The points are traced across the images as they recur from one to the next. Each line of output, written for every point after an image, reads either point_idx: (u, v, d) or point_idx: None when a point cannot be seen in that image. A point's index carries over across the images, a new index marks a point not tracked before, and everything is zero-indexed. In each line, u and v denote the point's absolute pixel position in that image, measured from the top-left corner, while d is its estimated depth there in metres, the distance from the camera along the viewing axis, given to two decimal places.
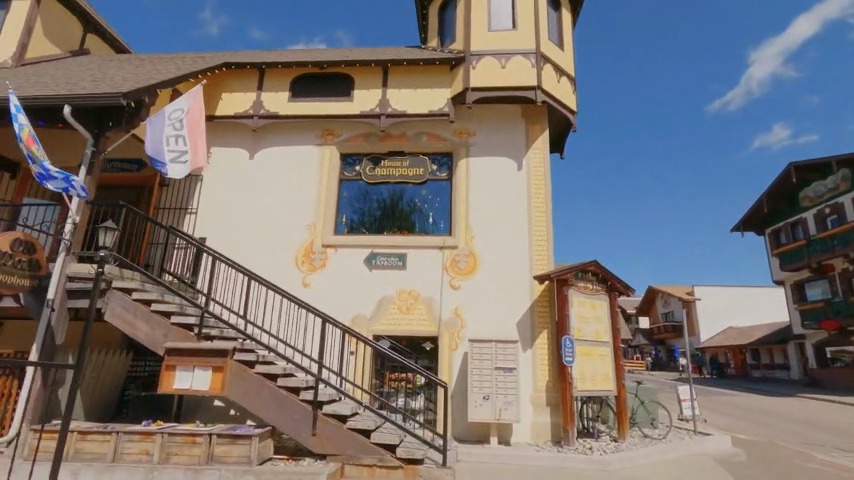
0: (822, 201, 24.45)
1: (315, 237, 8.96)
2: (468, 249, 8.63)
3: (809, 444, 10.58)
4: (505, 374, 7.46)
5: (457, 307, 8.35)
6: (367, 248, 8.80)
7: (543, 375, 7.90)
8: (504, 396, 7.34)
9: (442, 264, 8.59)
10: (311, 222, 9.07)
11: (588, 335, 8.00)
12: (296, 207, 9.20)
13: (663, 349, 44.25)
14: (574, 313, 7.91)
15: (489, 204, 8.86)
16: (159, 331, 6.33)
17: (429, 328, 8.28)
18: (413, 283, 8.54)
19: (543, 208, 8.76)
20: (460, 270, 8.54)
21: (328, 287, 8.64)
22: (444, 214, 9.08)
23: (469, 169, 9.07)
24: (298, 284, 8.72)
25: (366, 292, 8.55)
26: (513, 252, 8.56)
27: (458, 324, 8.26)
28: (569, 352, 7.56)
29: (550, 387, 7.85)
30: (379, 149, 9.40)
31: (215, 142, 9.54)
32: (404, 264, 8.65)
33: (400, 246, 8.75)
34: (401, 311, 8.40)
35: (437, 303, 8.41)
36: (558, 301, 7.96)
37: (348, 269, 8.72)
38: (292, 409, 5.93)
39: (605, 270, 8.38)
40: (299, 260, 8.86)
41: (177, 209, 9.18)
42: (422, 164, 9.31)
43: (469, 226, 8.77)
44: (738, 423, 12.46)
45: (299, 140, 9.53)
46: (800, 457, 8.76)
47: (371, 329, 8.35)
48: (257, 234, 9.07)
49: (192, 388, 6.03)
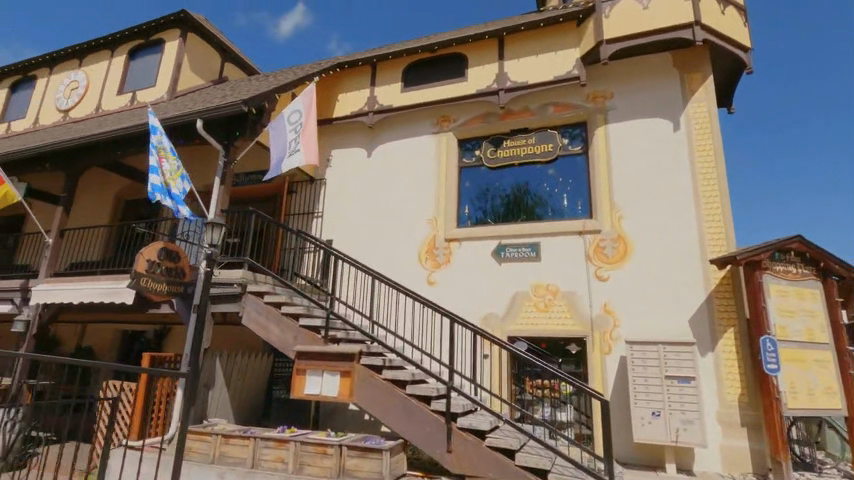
0: None
1: (437, 232, 8.35)
2: (616, 233, 7.20)
3: None
4: (680, 385, 5.92)
5: (607, 301, 6.98)
6: (494, 239, 7.89)
7: (734, 387, 6.13)
8: (681, 413, 5.82)
9: (584, 252, 7.30)
10: (432, 216, 8.48)
11: (797, 335, 6.00)
12: (416, 201, 8.70)
13: None
14: (774, 306, 6.01)
15: (638, 177, 7.32)
16: (289, 334, 6.24)
17: (574, 328, 7.06)
18: (551, 276, 7.39)
19: (713, 174, 6.93)
20: (606, 258, 7.16)
21: (455, 284, 7.94)
22: (581, 194, 7.80)
23: (608, 138, 7.65)
24: (423, 282, 8.18)
25: (497, 288, 7.64)
26: (677, 232, 6.88)
27: (611, 323, 6.88)
28: (773, 357, 5.73)
29: (745, 403, 6.06)
30: (500, 129, 8.46)
31: (336, 144, 9.56)
32: (537, 254, 7.55)
33: (532, 235, 7.67)
34: (537, 308, 7.33)
35: (581, 297, 7.15)
36: (748, 292, 6.12)
37: (476, 263, 7.91)
38: (424, 420, 5.28)
39: (816, 248, 6.25)
40: (422, 256, 8.33)
41: (305, 213, 9.36)
42: (550, 139, 8.13)
43: (614, 206, 7.34)
44: None
45: (415, 130, 9.05)
46: None
47: (505, 330, 7.42)
48: (379, 233, 8.79)
49: (322, 394, 5.77)
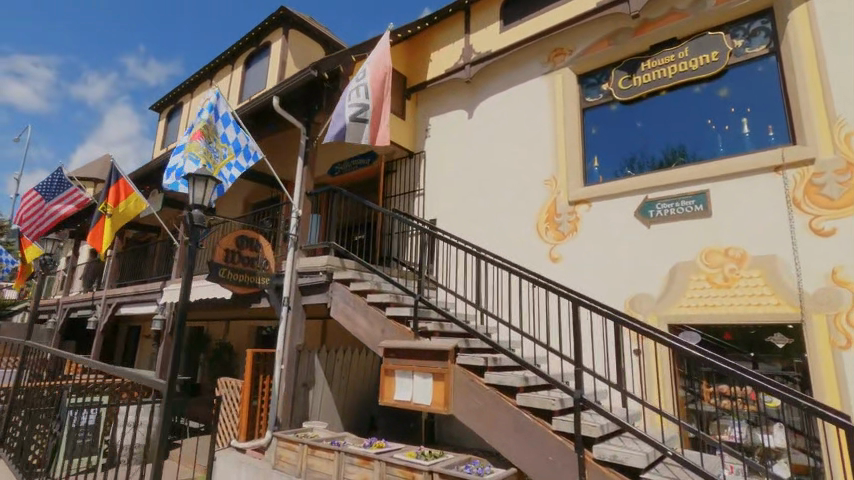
0: None
1: (559, 194, 6.58)
2: (844, 160, 4.61)
3: None
4: None
5: (838, 267, 4.47)
6: (638, 194, 5.84)
7: None
8: None
9: (786, 197, 4.86)
10: (550, 175, 6.73)
11: None
12: (528, 160, 7.03)
13: None
14: None
15: None
16: (377, 327, 5.23)
17: (780, 310, 4.70)
18: (732, 236, 5.10)
19: None
20: (830, 201, 4.62)
21: (588, 257, 6.10)
22: (772, 114, 5.32)
23: (816, 21, 5.04)
24: (545, 259, 6.50)
25: (647, 260, 5.61)
26: None
27: (848, 300, 4.36)
28: None
29: None
30: (635, 48, 6.32)
31: (433, 111, 8.41)
32: (705, 208, 5.31)
33: (695, 181, 5.45)
34: (712, 283, 5.13)
35: (787, 264, 4.74)
36: None
37: (614, 229, 5.95)
38: (544, 445, 3.74)
39: None
40: (542, 227, 6.64)
41: (406, 193, 8.43)
42: (713, 45, 5.77)
43: (837, 119, 4.73)
44: None
45: (521, 75, 7.37)
46: None
47: (665, 316, 5.37)
48: (487, 206, 7.33)
49: (413, 401, 4.61)
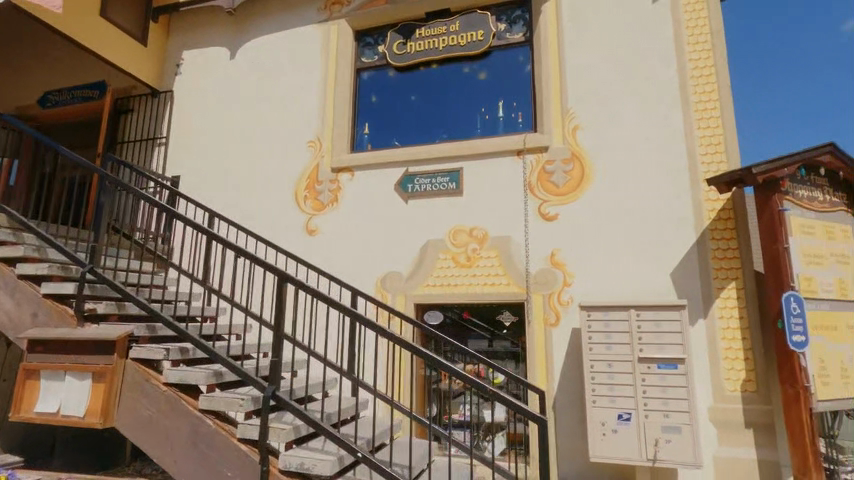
0: None
1: (322, 159, 5.84)
2: (569, 150, 4.95)
3: None
4: (661, 372, 3.77)
5: (556, 250, 4.78)
6: (400, 167, 5.48)
7: (734, 370, 4.12)
8: (662, 416, 3.70)
9: (523, 180, 5.03)
10: (315, 137, 5.94)
11: (827, 291, 4.10)
12: (294, 117, 6.09)
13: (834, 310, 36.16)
14: (796, 249, 4.01)
15: (602, 71, 5.03)
16: (26, 310, 3.67)
17: (509, 289, 4.84)
18: (477, 215, 5.10)
19: (711, 62, 4.72)
20: (555, 188, 4.91)
21: (346, 231, 5.52)
22: (522, 101, 5.51)
23: (561, 17, 5.31)
24: (301, 230, 5.71)
25: (401, 236, 5.30)
26: (655, 147, 4.70)
27: (560, 280, 4.69)
28: (799, 322, 3.75)
29: (752, 395, 4.05)
30: (410, 12, 5.94)
31: (188, 43, 6.79)
32: (456, 186, 5.20)
33: (451, 157, 5.31)
34: (456, 263, 5.05)
35: (518, 246, 4.91)
36: (763, 227, 4.02)
37: (374, 202, 5.49)
38: (225, 458, 2.93)
39: (846, 162, 4.30)
40: (301, 194, 5.82)
41: (143, 140, 6.64)
42: (479, 24, 5.73)
43: (568, 112, 5.05)
44: None
45: (294, 18, 6.37)
46: None
47: (412, 295, 5.12)
48: (242, 164, 6.15)
49: (59, 415, 3.27)
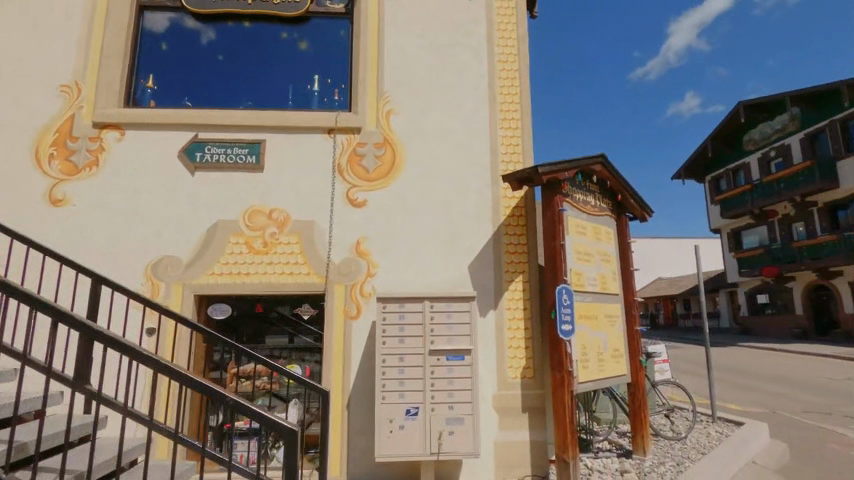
0: (768, 144, 24.92)
1: (79, 110, 4.56)
2: (381, 136, 4.74)
3: (820, 416, 8.90)
4: (449, 364, 3.76)
5: (361, 239, 4.51)
6: (189, 132, 4.58)
7: (516, 359, 4.38)
8: (447, 408, 3.68)
9: (332, 161, 4.64)
10: (70, 79, 4.61)
11: (591, 285, 4.66)
12: (40, 49, 4.64)
13: None
14: (570, 246, 4.44)
15: (419, 58, 4.92)
16: None
17: (308, 280, 4.41)
18: (278, 196, 4.53)
19: (515, 67, 4.98)
20: (365, 174, 4.65)
21: (108, 203, 4.39)
22: (339, 77, 5.11)
23: None
24: (41, 198, 4.36)
25: (183, 213, 4.42)
26: (462, 142, 4.78)
27: (364, 270, 4.45)
28: (568, 312, 4.13)
29: (529, 381, 4.35)
30: None
31: None
32: (256, 160, 4.55)
33: (252, 127, 4.62)
34: (251, 248, 4.41)
35: (322, 232, 4.51)
36: (545, 225, 4.34)
37: (149, 170, 4.48)
38: None
39: (612, 173, 4.96)
40: (44, 151, 4.45)
41: None
42: None
43: (383, 95, 4.83)
44: (734, 397, 10.64)
45: None
46: (830, 441, 6.94)
47: (192, 284, 4.30)
48: None
49: None
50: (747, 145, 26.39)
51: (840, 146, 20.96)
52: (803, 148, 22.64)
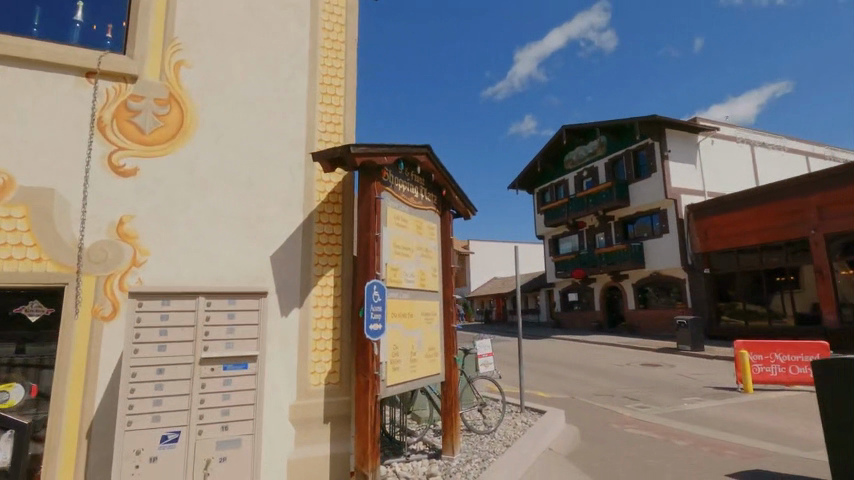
0: (582, 164, 29.16)
1: None
2: (167, 91, 3.79)
3: (605, 397, 10.37)
4: (227, 375, 3.07)
5: (126, 217, 3.52)
6: None
7: (321, 363, 3.89)
8: (219, 428, 2.99)
9: (89, 114, 3.55)
10: None
11: (409, 281, 4.42)
12: None
13: None
14: (387, 238, 4.11)
15: (226, 5, 4.10)
16: None
17: (39, 269, 3.27)
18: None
19: (342, 38, 4.48)
20: (138, 136, 3.66)
21: None
22: (115, 10, 3.96)
23: None
24: None
25: None
26: (273, 113, 4.12)
27: (127, 258, 3.48)
28: (377, 309, 3.78)
29: (335, 387, 3.90)
30: None
31: None
32: None
33: None
34: None
35: (66, 205, 3.40)
36: (360, 215, 3.94)
37: None
38: None
39: (437, 166, 4.80)
40: None
41: None
42: None
43: (173, 40, 3.88)
44: (542, 385, 11.88)
45: None
46: (610, 422, 8.02)
47: None
48: None
49: None
50: (566, 164, 30.53)
51: (632, 172, 25.55)
52: (607, 170, 27.06)
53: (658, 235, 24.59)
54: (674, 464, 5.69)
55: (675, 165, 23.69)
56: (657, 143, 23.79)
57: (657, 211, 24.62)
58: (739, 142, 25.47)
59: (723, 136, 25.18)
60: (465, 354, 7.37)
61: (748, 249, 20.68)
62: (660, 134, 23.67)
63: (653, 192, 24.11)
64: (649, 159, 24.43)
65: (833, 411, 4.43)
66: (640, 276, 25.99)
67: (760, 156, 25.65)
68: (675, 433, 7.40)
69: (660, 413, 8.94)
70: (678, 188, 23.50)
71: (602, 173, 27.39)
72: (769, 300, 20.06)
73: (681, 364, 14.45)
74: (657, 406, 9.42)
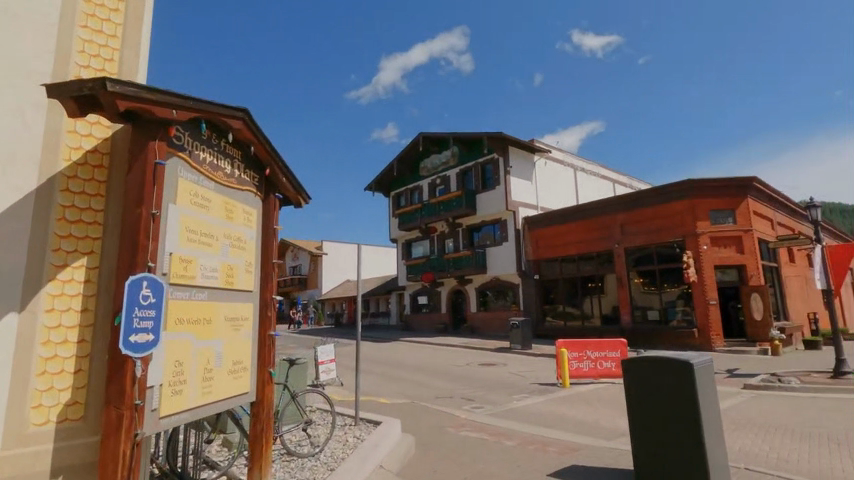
0: (435, 172, 30.26)
1: None
2: None
3: (444, 399, 10.43)
4: None
5: None
6: None
7: (56, 394, 3.09)
8: None
9: None
10: None
11: (208, 278, 3.44)
12: None
13: (300, 302, 45.75)
14: (172, 219, 3.11)
15: None
16: None
17: None
18: None
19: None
20: None
21: None
22: None
23: None
24: None
25: None
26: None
27: None
28: (146, 312, 2.73)
29: (77, 426, 3.14)
30: None
31: None
32: None
33: None
34: None
35: None
36: (129, 184, 2.90)
37: None
38: None
39: (257, 136, 3.91)
40: None
41: None
42: None
43: None
44: (383, 390, 11.53)
45: None
46: (446, 426, 7.94)
47: None
48: None
49: None
50: (421, 170, 31.39)
51: (479, 183, 27.31)
52: (457, 179, 28.53)
53: (498, 243, 26.67)
54: (502, 467, 5.68)
55: (515, 179, 25.99)
56: (502, 158, 25.87)
57: (499, 221, 26.68)
58: (566, 165, 29.18)
59: (554, 158, 28.54)
60: (295, 367, 6.29)
61: (569, 258, 23.71)
62: (504, 150, 25.78)
63: (496, 203, 26.11)
64: (494, 173, 26.42)
65: (639, 405, 5.00)
66: (481, 281, 27.86)
67: (582, 179, 29.77)
68: (503, 432, 7.59)
69: (492, 411, 9.22)
70: (517, 201, 25.83)
71: (453, 181, 28.79)
72: (582, 303, 23.13)
73: (512, 362, 15.54)
74: (490, 405, 9.75)
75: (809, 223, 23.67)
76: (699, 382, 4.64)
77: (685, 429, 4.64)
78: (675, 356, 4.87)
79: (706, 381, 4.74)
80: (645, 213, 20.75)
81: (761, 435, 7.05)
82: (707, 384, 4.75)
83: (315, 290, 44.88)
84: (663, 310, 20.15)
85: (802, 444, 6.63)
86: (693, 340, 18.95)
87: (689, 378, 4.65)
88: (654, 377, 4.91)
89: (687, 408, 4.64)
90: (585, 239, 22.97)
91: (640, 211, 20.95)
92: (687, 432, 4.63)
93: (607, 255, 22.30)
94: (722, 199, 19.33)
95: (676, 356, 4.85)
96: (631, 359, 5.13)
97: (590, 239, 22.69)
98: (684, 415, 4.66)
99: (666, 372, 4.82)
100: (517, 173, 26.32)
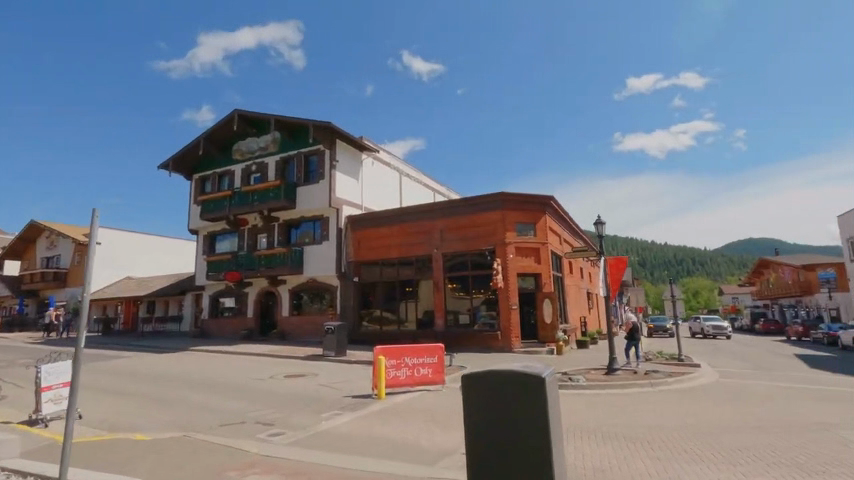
0: (251, 158, 26.74)
1: None
2: None
3: (231, 428, 8.16)
4: None
5: None
6: None
7: None
8: None
9: None
10: None
11: None
12: None
13: (55, 304, 35.61)
14: None
15: None
16: None
17: None
18: None
19: None
20: None
21: None
22: None
23: None
24: None
25: None
26: None
27: None
28: None
29: None
30: None
31: None
32: None
33: None
34: None
35: None
36: None
37: None
38: None
39: None
40: None
41: None
42: None
43: None
44: (146, 422, 8.60)
45: None
46: (226, 471, 5.85)
47: None
48: None
49: None
50: (234, 153, 27.40)
51: (301, 176, 24.98)
52: (276, 168, 25.62)
53: (317, 241, 24.70)
54: None
55: (340, 175, 24.51)
56: (328, 151, 24.12)
57: (320, 218, 24.73)
58: (392, 168, 29.02)
59: (381, 160, 28.05)
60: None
61: (389, 261, 23.23)
62: (331, 144, 24.09)
63: (319, 198, 24.17)
64: (319, 166, 24.47)
65: (480, 434, 3.95)
66: (296, 282, 25.41)
67: (406, 185, 29.99)
68: (304, 470, 5.90)
69: (295, 440, 7.40)
70: (341, 198, 24.35)
71: (272, 170, 25.79)
72: (398, 307, 22.80)
73: (323, 373, 13.88)
74: (291, 431, 7.89)
75: (584, 242, 28.11)
76: (549, 401, 3.85)
77: (533, 461, 3.77)
78: (523, 369, 3.99)
79: (554, 397, 3.98)
80: (464, 220, 21.58)
81: (573, 444, 6.89)
82: (555, 401, 3.99)
83: (80, 289, 35.51)
84: (472, 314, 21.11)
85: (608, 449, 6.67)
86: (496, 342, 20.18)
87: (540, 395, 3.82)
88: (500, 396, 3.93)
89: (537, 433, 3.79)
90: (406, 242, 22.80)
91: (458, 219, 21.68)
92: (535, 466, 3.75)
93: (425, 259, 22.49)
94: (527, 213, 21.29)
95: (524, 369, 3.98)
96: (472, 374, 4.07)
97: (411, 243, 22.62)
98: (532, 443, 3.79)
99: (514, 389, 3.89)
100: (343, 169, 24.88)
